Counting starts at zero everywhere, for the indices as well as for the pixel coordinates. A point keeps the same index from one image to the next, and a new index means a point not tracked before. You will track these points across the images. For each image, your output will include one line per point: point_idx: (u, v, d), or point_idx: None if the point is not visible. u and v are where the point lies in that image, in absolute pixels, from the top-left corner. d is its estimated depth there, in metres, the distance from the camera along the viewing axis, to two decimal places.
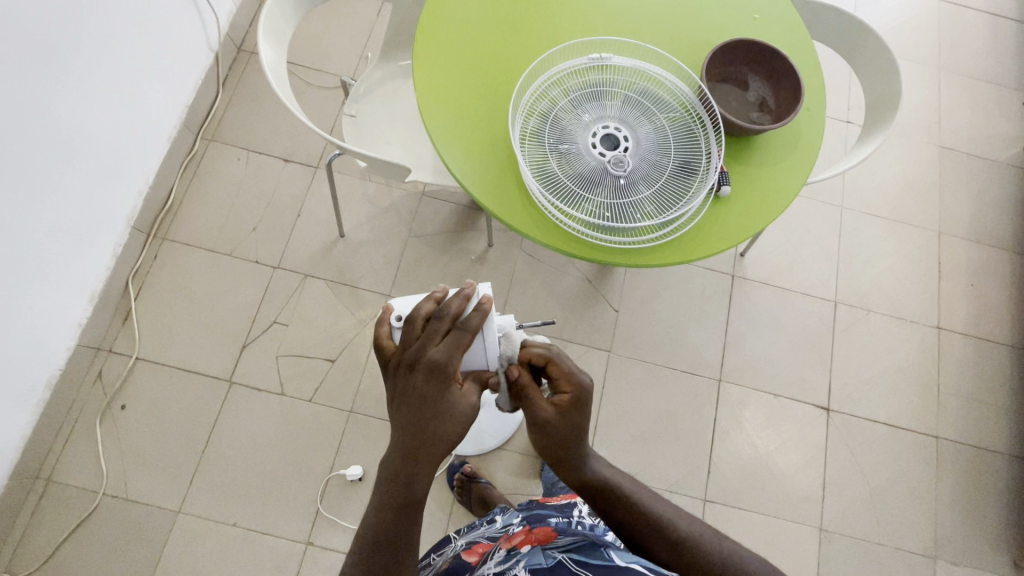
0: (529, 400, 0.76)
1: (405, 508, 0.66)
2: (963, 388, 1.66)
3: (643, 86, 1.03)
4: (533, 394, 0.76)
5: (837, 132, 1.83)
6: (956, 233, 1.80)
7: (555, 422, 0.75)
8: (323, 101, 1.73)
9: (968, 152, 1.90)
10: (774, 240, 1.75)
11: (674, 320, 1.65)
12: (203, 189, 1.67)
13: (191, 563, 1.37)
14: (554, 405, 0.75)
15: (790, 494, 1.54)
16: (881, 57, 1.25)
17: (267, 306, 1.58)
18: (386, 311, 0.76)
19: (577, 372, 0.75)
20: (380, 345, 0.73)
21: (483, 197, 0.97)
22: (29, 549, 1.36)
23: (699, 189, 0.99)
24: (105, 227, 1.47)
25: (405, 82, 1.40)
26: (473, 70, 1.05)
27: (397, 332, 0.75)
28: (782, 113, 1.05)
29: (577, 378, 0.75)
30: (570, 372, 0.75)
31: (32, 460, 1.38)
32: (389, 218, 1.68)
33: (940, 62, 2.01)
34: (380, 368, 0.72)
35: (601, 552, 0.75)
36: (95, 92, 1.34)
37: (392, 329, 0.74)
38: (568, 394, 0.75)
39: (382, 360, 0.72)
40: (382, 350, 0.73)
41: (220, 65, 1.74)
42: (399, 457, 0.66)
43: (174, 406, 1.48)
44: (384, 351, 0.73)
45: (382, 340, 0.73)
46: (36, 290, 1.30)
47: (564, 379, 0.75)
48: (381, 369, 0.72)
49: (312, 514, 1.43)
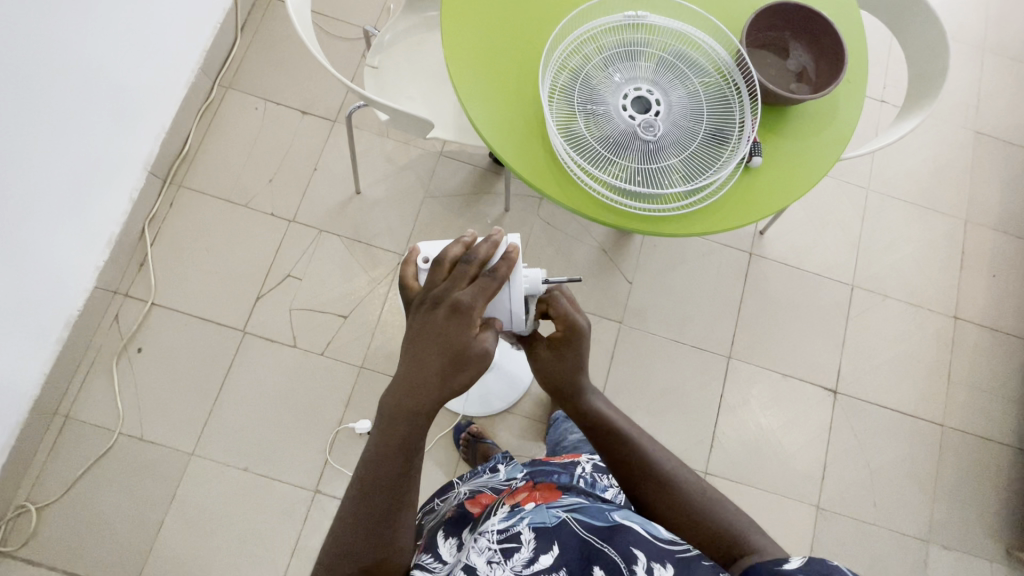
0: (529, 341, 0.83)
1: (410, 443, 0.66)
2: (975, 380, 1.65)
3: (679, 48, 0.99)
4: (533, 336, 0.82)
5: (871, 111, 1.77)
6: (982, 222, 1.76)
7: None
8: (344, 52, 1.68)
9: (1004, 139, 1.83)
10: (795, 219, 1.71)
11: (687, 295, 1.64)
12: (220, 137, 1.65)
13: (204, 504, 1.42)
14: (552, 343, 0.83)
15: (791, 472, 1.56)
16: (930, 31, 1.19)
17: (281, 259, 1.58)
18: (414, 252, 0.75)
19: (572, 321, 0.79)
20: (405, 284, 0.73)
21: (507, 154, 0.95)
22: (49, 482, 1.41)
23: (730, 157, 0.96)
24: (124, 172, 1.46)
25: (430, 34, 1.36)
26: (504, 23, 1.01)
27: (423, 275, 0.75)
28: (822, 85, 1.01)
29: (570, 319, 0.79)
30: (564, 315, 0.79)
31: (51, 396, 1.42)
32: (405, 175, 1.66)
33: (986, 43, 1.92)
34: (404, 306, 0.72)
35: (604, 514, 0.73)
36: (115, 31, 1.31)
37: (419, 271, 0.74)
38: (562, 331, 0.80)
39: (406, 299, 0.72)
40: (407, 290, 0.73)
41: (239, 10, 1.70)
42: (404, 390, 0.65)
43: (188, 352, 1.51)
44: (409, 290, 0.73)
45: (407, 280, 0.73)
46: (56, 232, 1.30)
47: (559, 320, 0.79)
48: (404, 308, 0.73)
49: (321, 464, 1.46)
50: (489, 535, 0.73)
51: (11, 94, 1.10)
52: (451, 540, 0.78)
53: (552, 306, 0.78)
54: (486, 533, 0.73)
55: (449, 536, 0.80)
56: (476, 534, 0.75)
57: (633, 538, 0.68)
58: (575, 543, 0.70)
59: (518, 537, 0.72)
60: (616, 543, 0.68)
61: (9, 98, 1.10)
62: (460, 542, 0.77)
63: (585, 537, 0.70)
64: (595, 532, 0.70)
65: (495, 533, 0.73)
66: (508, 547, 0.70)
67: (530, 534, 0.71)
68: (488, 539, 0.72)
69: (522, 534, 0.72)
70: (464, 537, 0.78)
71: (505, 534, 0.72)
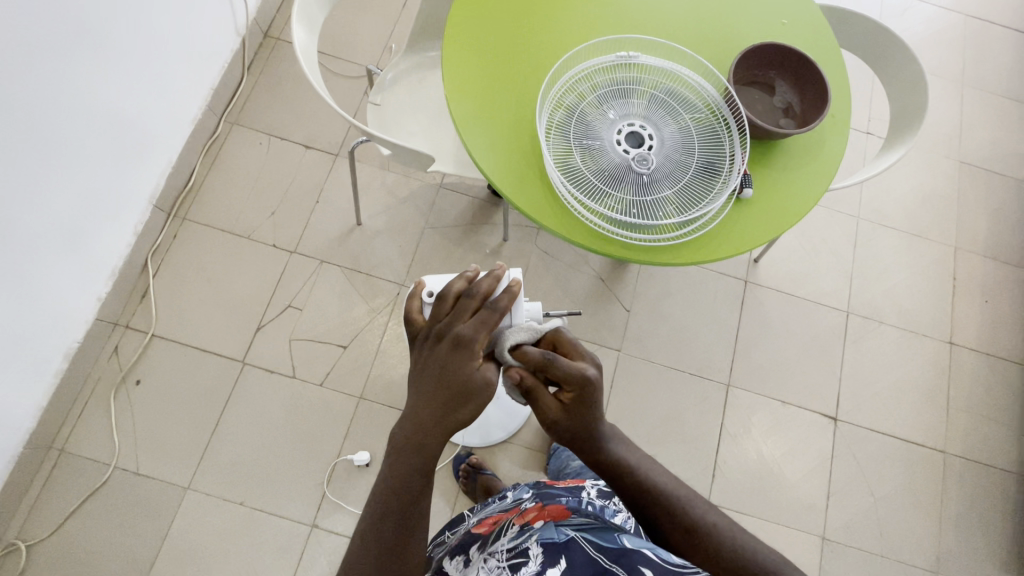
0: (535, 400, 0.74)
1: (417, 477, 0.66)
2: (974, 406, 1.66)
3: (670, 86, 1.04)
4: (538, 394, 0.74)
5: (857, 143, 1.83)
6: (972, 249, 1.80)
7: (563, 422, 0.74)
8: (347, 89, 1.74)
9: (988, 168, 1.89)
10: (789, 247, 1.75)
11: (684, 322, 1.66)
12: (224, 171, 1.69)
13: (198, 540, 1.39)
14: (560, 403, 0.73)
15: (794, 502, 1.54)
16: (907, 68, 1.25)
17: (282, 290, 1.59)
18: (419, 286, 0.77)
19: (580, 372, 0.71)
20: (410, 318, 0.75)
21: (505, 188, 0.98)
22: (40, 518, 1.38)
23: (722, 190, 0.99)
24: (128, 206, 1.49)
25: (431, 73, 1.41)
26: (502, 63, 1.05)
27: (428, 308, 0.76)
28: (808, 119, 1.05)
29: (577, 378, 0.71)
30: (569, 374, 0.71)
31: (46, 430, 1.41)
32: (406, 207, 1.69)
33: (964, 78, 2.00)
34: (409, 339, 0.74)
35: (612, 535, 0.75)
36: (126, 71, 1.36)
37: (423, 305, 0.76)
38: (571, 392, 0.72)
39: (411, 332, 0.74)
40: (412, 323, 0.75)
41: (246, 50, 1.76)
42: (412, 423, 0.67)
43: (187, 383, 1.50)
44: (414, 323, 0.75)
45: (412, 314, 0.75)
46: (59, 265, 1.32)
47: (565, 379, 0.71)
48: (410, 340, 0.75)
49: (319, 497, 1.44)
50: (498, 554, 0.76)
51: (17, 130, 1.14)
52: (459, 559, 0.81)
53: (553, 364, 0.71)
54: (496, 552, 0.76)
55: (456, 556, 0.83)
56: (486, 553, 0.78)
57: (641, 561, 0.71)
58: (583, 562, 0.72)
59: (527, 553, 0.74)
60: (625, 564, 0.71)
61: (16, 131, 1.13)
62: (468, 559, 0.80)
63: (593, 559, 0.72)
64: (604, 555, 0.73)
65: (504, 552, 0.75)
66: (516, 563, 0.73)
67: (539, 549, 0.74)
68: (498, 558, 0.75)
69: (530, 550, 0.75)
70: (472, 554, 0.81)
71: (513, 551, 0.75)
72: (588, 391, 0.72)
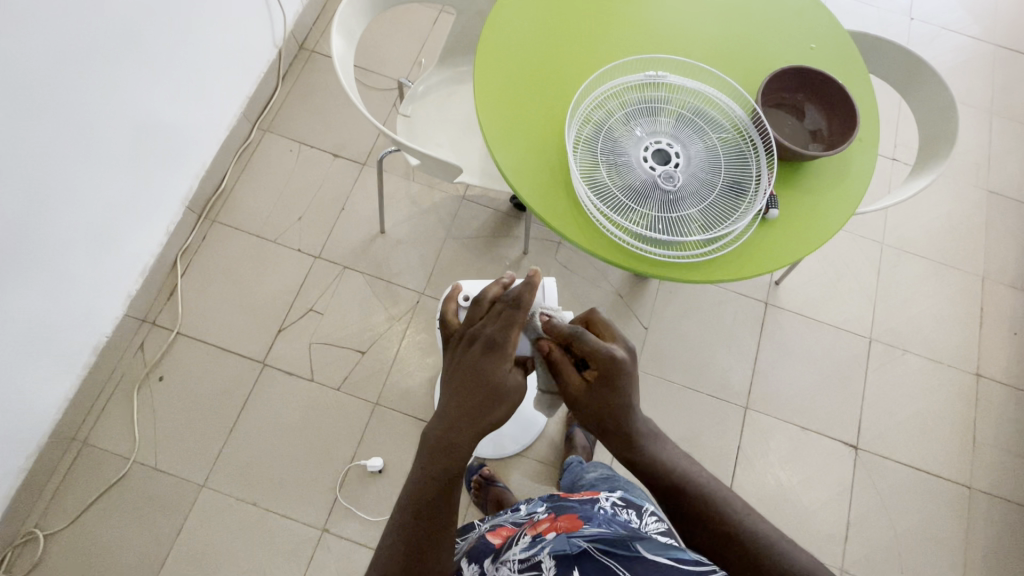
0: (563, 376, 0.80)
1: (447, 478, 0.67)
2: (1001, 440, 1.61)
3: (698, 105, 1.05)
4: (566, 370, 0.80)
5: (883, 169, 1.82)
6: (1000, 279, 1.76)
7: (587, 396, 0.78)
8: (376, 101, 1.79)
9: (1017, 198, 1.86)
10: (811, 270, 1.73)
11: (702, 342, 1.64)
12: (255, 176, 1.73)
13: (210, 538, 1.40)
14: (583, 380, 0.79)
15: (812, 530, 1.50)
16: (938, 94, 1.24)
17: (304, 293, 1.62)
18: (455, 290, 0.84)
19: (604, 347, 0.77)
20: (445, 319, 0.80)
21: (532, 200, 0.99)
22: (59, 508, 1.41)
23: (747, 210, 0.99)
24: (162, 206, 1.54)
25: (459, 87, 1.44)
26: (534, 78, 1.08)
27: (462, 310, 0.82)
28: (836, 143, 1.05)
29: (600, 354, 0.76)
30: (593, 349, 0.77)
31: (70, 422, 1.44)
32: (429, 217, 1.72)
33: (993, 107, 1.99)
34: (444, 340, 0.79)
35: (627, 544, 0.71)
36: (167, 78, 1.41)
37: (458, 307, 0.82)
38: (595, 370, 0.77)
39: (446, 333, 0.79)
40: (448, 325, 0.80)
41: (282, 61, 1.82)
42: (444, 422, 0.69)
43: (208, 382, 1.53)
44: (449, 324, 0.80)
45: (448, 315, 0.80)
46: (92, 261, 1.37)
47: (590, 356, 0.77)
48: (444, 341, 0.79)
49: (331, 501, 1.44)
50: (510, 565, 0.76)
51: (63, 130, 1.19)
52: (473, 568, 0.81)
53: (577, 337, 0.78)
54: (508, 562, 0.77)
55: (471, 564, 0.83)
56: (498, 564, 0.78)
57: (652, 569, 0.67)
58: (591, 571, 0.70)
59: (539, 566, 0.74)
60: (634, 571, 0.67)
61: (62, 130, 1.19)
62: (482, 569, 0.80)
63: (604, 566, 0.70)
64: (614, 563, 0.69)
65: (517, 563, 0.76)
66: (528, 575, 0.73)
67: (551, 562, 0.74)
68: (510, 567, 0.76)
69: (543, 562, 0.75)
70: (485, 565, 0.81)
71: (526, 562, 0.75)
72: (611, 370, 0.76)
